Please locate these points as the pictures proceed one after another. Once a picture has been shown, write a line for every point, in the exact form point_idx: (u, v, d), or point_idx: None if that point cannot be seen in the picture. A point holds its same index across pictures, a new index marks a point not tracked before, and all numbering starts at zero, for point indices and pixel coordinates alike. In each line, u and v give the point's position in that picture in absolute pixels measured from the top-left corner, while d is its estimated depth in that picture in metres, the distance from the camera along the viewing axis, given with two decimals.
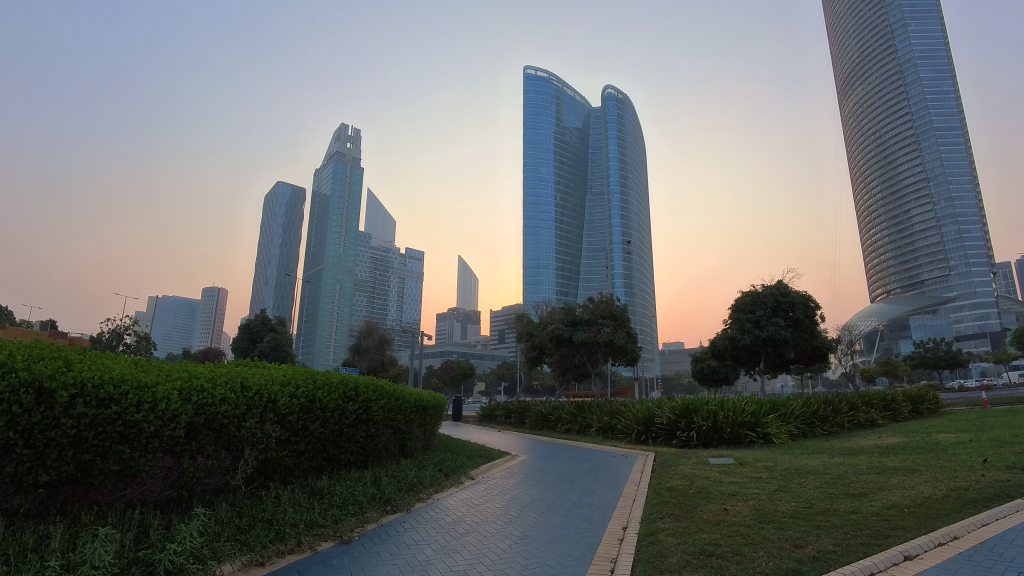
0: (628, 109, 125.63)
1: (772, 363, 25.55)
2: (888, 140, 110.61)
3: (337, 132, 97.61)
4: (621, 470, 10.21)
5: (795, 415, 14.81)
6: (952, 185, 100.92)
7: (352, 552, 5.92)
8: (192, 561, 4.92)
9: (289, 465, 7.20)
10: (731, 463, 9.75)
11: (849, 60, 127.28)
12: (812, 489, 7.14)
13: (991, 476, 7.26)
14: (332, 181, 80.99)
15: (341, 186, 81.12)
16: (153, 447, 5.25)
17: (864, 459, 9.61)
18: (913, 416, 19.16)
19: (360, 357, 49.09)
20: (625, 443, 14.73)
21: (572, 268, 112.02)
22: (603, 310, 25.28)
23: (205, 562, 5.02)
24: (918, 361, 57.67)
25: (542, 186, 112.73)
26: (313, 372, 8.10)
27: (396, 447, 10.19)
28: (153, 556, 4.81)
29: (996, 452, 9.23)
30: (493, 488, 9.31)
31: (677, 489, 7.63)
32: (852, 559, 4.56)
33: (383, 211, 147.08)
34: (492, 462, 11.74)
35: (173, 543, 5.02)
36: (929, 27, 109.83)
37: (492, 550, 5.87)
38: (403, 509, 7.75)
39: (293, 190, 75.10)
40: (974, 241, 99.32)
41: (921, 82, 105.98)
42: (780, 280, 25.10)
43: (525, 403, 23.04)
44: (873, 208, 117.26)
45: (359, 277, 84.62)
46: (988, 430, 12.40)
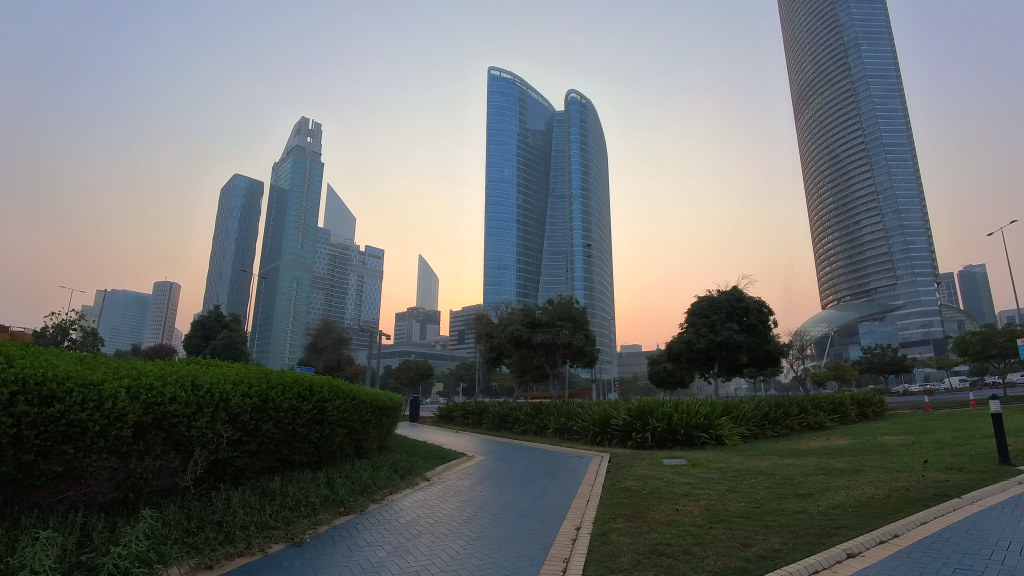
0: (592, 114, 126.96)
1: (726, 367, 26.03)
2: (841, 153, 114.32)
3: (297, 126, 95.20)
4: (577, 470, 10.32)
5: (746, 417, 15.11)
6: (900, 199, 104.76)
7: (305, 554, 5.79)
8: (138, 564, 4.72)
9: (240, 466, 7.01)
10: (684, 464, 9.89)
11: (804, 75, 131.02)
12: (762, 490, 7.29)
13: (931, 476, 7.56)
14: (292, 177, 78.80)
15: (299, 181, 79.15)
16: (99, 447, 5.04)
17: (812, 459, 9.88)
18: (860, 419, 19.75)
19: (316, 356, 47.98)
20: (581, 444, 14.80)
21: (533, 270, 112.46)
22: (562, 311, 25.35)
23: (151, 565, 4.84)
24: (866, 365, 59.19)
25: (504, 186, 112.71)
26: (267, 371, 7.89)
27: (350, 449, 9.99)
28: (97, 560, 4.61)
29: (938, 453, 9.62)
30: (449, 490, 9.22)
31: (631, 489, 7.71)
32: (798, 558, 4.65)
33: (343, 208, 144.96)
34: (449, 464, 11.61)
35: (117, 546, 4.82)
36: (880, 47, 113.94)
37: (446, 551, 5.81)
38: (356, 511, 7.64)
39: (252, 182, 73.52)
40: (920, 252, 103.15)
41: (872, 99, 109.84)
42: (735, 286, 25.65)
43: (483, 404, 22.99)
44: (825, 219, 121.06)
45: (317, 274, 82.95)
46: (931, 432, 12.92)
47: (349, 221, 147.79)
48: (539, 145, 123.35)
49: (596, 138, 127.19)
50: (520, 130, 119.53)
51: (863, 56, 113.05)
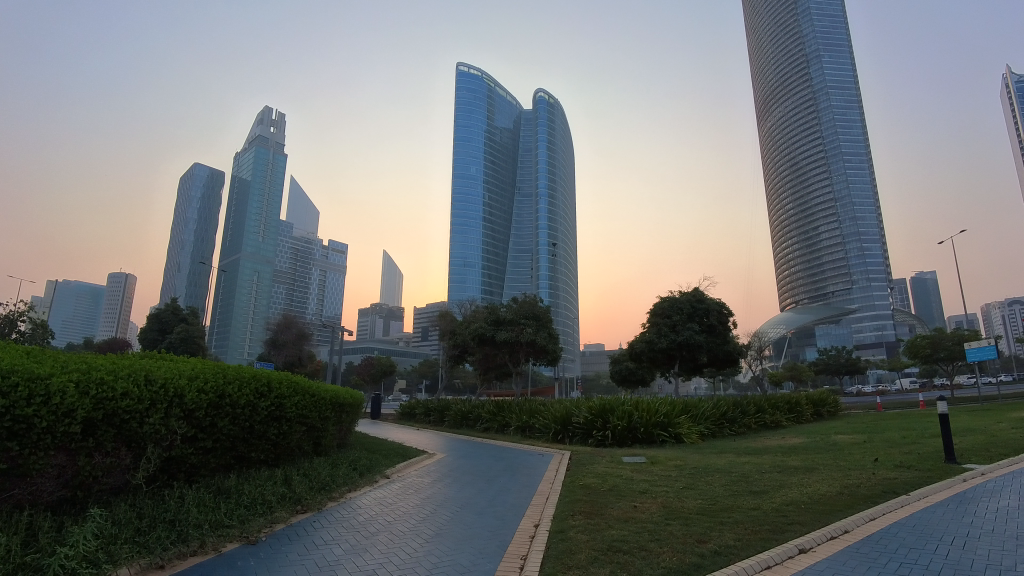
0: (559, 115, 127.62)
1: (686, 367, 26.44)
2: (801, 161, 117.16)
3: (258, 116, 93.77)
4: (537, 468, 10.32)
5: (705, 416, 15.31)
6: (856, 207, 107.85)
7: (261, 552, 5.65)
8: (85, 565, 4.54)
9: (195, 464, 6.83)
10: (643, 462, 9.97)
11: (767, 83, 133.77)
12: (719, 487, 7.39)
13: (880, 473, 7.79)
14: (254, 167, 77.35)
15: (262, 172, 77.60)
16: (45, 444, 4.85)
17: (767, 458, 10.03)
18: (815, 418, 20.21)
19: (276, 352, 47.04)
20: (542, 442, 14.83)
21: (498, 269, 112.38)
22: (526, 310, 25.39)
23: (100, 565, 4.67)
24: (821, 366, 60.80)
25: (471, 183, 112.34)
26: (223, 366, 7.70)
27: (309, 446, 9.83)
28: (41, 560, 4.42)
29: (887, 452, 9.87)
30: (408, 487, 9.12)
31: (590, 486, 7.75)
32: (752, 554, 4.71)
33: (306, 202, 142.60)
34: (409, 461, 11.51)
35: (63, 547, 4.62)
36: (840, 58, 117.06)
37: (403, 548, 5.73)
38: (314, 509, 7.48)
39: (212, 171, 71.47)
40: (875, 259, 106.27)
41: (832, 110, 112.87)
42: (697, 287, 26.05)
43: (445, 402, 22.84)
44: (785, 225, 123.88)
45: (279, 268, 81.57)
46: (883, 431, 13.28)
47: (313, 214, 145.57)
48: (507, 143, 123.34)
49: (563, 138, 127.86)
50: (487, 127, 119.34)
51: (824, 67, 116.08)
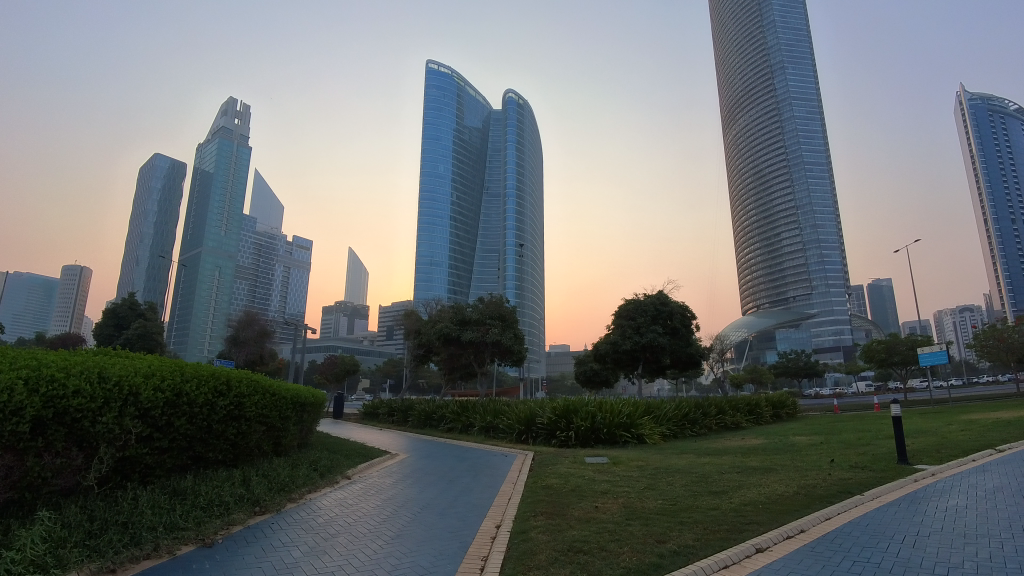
0: (528, 116, 127.92)
1: (649, 368, 26.69)
2: (765, 169, 119.71)
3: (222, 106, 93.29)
4: (500, 467, 10.32)
5: (667, 417, 15.50)
6: (817, 215, 110.63)
7: (216, 556, 5.49)
8: (32, 568, 4.37)
9: (150, 464, 6.63)
10: (605, 462, 10.06)
11: (733, 92, 136.21)
12: (679, 487, 7.47)
13: (836, 474, 7.99)
14: (217, 160, 76.53)
15: (224, 167, 77.07)
16: None
17: (727, 459, 10.18)
18: (774, 419, 20.56)
19: (237, 349, 46.06)
20: (506, 442, 14.79)
21: (465, 269, 112.09)
22: (492, 310, 25.34)
23: (48, 570, 4.48)
24: (781, 369, 62.12)
25: (439, 182, 111.62)
26: (181, 363, 7.49)
27: (268, 446, 9.61)
28: None
29: (844, 452, 10.09)
30: (369, 488, 8.98)
31: (552, 487, 7.77)
32: (710, 553, 4.76)
33: (270, 197, 140.07)
34: (370, 461, 11.36)
35: (9, 549, 4.42)
36: (803, 70, 119.86)
37: (363, 551, 5.64)
38: (272, 510, 7.33)
39: (173, 162, 69.94)
40: (834, 266, 109.12)
41: (795, 120, 115.64)
42: (661, 290, 26.33)
43: (409, 402, 22.66)
44: (748, 231, 126.45)
45: (241, 264, 80.07)
46: (839, 433, 13.56)
47: (277, 209, 143.10)
48: (475, 143, 123.10)
49: (532, 140, 128.18)
50: (456, 126, 118.87)
51: (787, 78, 118.86)
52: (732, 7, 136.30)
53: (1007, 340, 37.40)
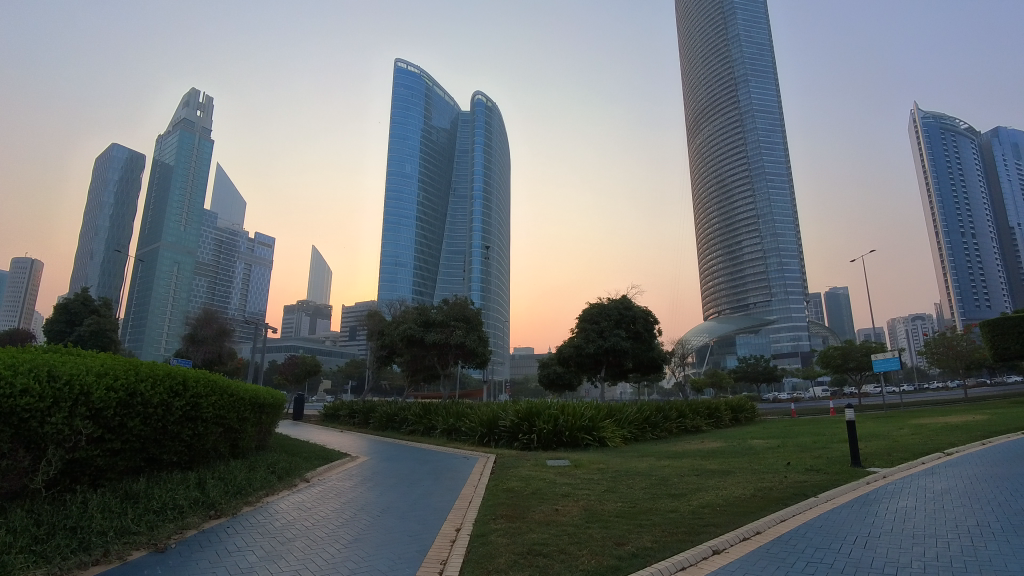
0: (496, 119, 128.15)
1: (612, 372, 26.89)
2: (728, 178, 122.08)
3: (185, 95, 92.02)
4: (462, 471, 10.27)
5: (629, 420, 15.65)
6: (777, 224, 113.26)
7: (169, 562, 5.32)
8: None
9: (101, 466, 6.40)
10: (567, 465, 10.10)
11: (698, 102, 138.48)
12: (638, 490, 7.52)
13: (792, 476, 8.13)
14: (178, 153, 74.84)
15: (186, 160, 75.47)
16: None
17: (686, 461, 10.31)
18: (733, 423, 20.90)
19: (195, 348, 44.89)
20: (468, 444, 14.67)
21: (430, 270, 111.57)
22: (456, 312, 25.24)
23: None
24: (741, 374, 63.29)
25: (406, 182, 110.83)
26: (136, 362, 7.25)
27: (225, 448, 9.39)
28: None
29: (799, 456, 10.30)
30: (328, 492, 8.82)
31: (513, 490, 7.71)
32: (667, 557, 4.79)
33: (232, 193, 137.27)
34: (330, 464, 11.20)
35: None
36: (765, 82, 122.72)
37: (322, 554, 5.55)
38: (227, 515, 7.13)
39: (131, 153, 69.38)
40: (792, 274, 111.74)
41: (757, 131, 118.30)
42: (625, 295, 26.62)
43: (370, 403, 22.41)
44: (711, 238, 128.74)
45: (201, 260, 78.17)
46: (795, 437, 13.85)
47: (239, 205, 140.37)
48: (443, 144, 122.68)
49: (499, 142, 128.42)
50: (424, 126, 118.27)
51: (751, 90, 121.50)
52: (698, 19, 138.71)
53: (956, 348, 38.69)
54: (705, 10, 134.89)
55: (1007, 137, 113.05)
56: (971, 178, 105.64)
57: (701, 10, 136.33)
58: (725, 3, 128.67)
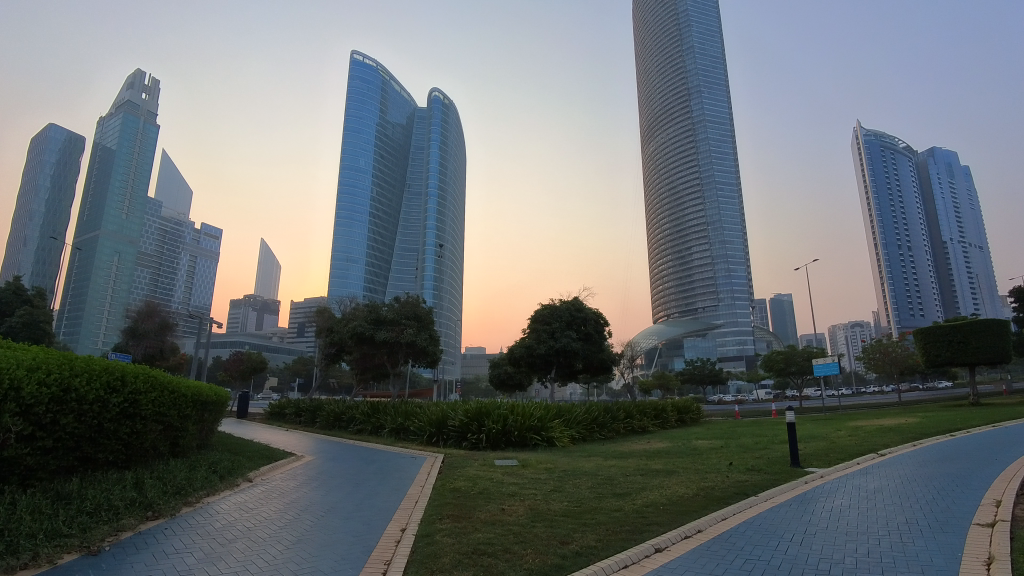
0: (453, 117, 127.75)
1: (562, 372, 27.08)
2: (679, 186, 124.70)
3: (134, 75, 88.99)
4: (409, 470, 10.16)
5: (577, 421, 15.79)
6: (726, 232, 116.35)
7: (102, 565, 5.08)
8: None
9: (30, 466, 6.06)
10: (515, 464, 10.11)
11: (652, 111, 141.00)
12: (584, 489, 7.56)
13: (734, 476, 8.31)
14: (120, 137, 72.25)
15: (129, 144, 72.78)
16: None
17: (633, 461, 10.43)
18: (679, 424, 21.29)
19: (135, 343, 43.19)
20: (416, 444, 14.45)
21: (382, 268, 110.34)
22: (407, 310, 24.99)
23: None
24: (687, 376, 64.61)
25: (359, 177, 109.30)
26: (71, 355, 6.90)
27: (165, 447, 9.04)
28: None
29: (742, 457, 10.52)
30: (272, 492, 8.57)
31: (460, 490, 7.67)
32: (610, 555, 4.82)
33: (178, 183, 132.92)
34: (274, 463, 10.94)
35: None
36: (717, 94, 125.95)
37: (263, 555, 5.40)
38: (165, 515, 6.85)
39: (70, 135, 66.62)
40: (739, 280, 114.84)
41: (708, 141, 121.30)
42: (577, 296, 26.85)
43: (317, 401, 21.97)
44: (662, 244, 131.33)
45: (143, 250, 75.38)
46: (737, 438, 14.20)
47: (186, 194, 136.06)
48: (399, 140, 121.55)
49: (456, 141, 128.04)
50: (379, 121, 116.86)
51: (703, 101, 124.53)
52: (655, 28, 141.25)
53: (891, 354, 40.34)
54: (660, 20, 137.47)
55: (942, 156, 118.41)
56: (908, 194, 110.46)
57: (657, 20, 138.93)
58: (680, 13, 131.26)
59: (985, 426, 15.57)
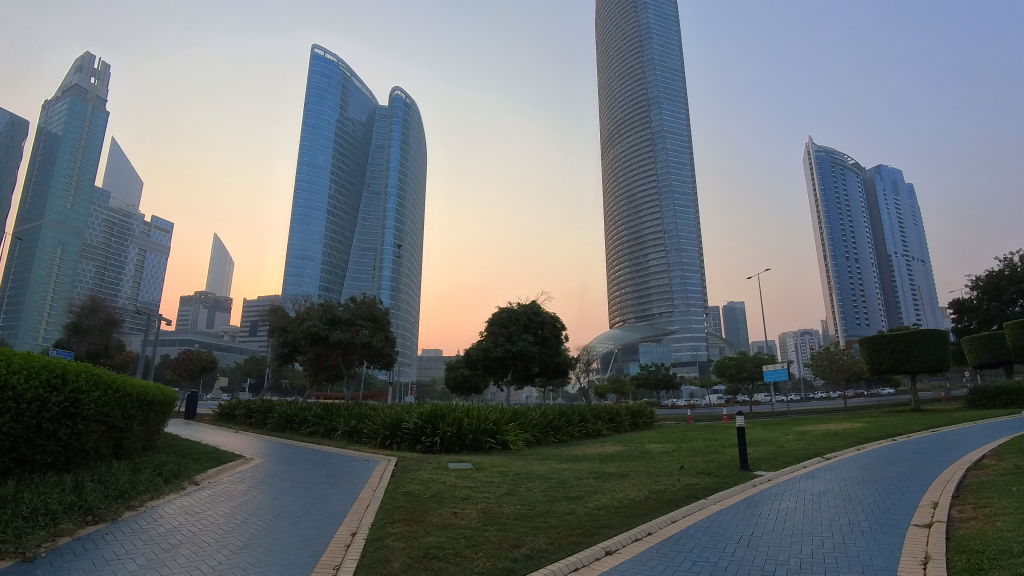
0: (414, 117, 126.90)
1: (518, 376, 27.09)
2: (637, 193, 126.55)
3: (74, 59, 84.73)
4: (361, 474, 10.01)
5: (532, 424, 15.84)
6: (682, 240, 118.55)
7: (38, 570, 4.86)
8: None
9: None
10: (468, 468, 10.03)
11: (612, 119, 142.77)
12: (537, 492, 7.58)
13: (684, 480, 8.43)
14: (67, 122, 69.60)
15: (76, 130, 70.18)
16: None
17: (586, 464, 10.49)
18: (632, 427, 21.53)
19: (77, 339, 41.45)
20: (368, 447, 14.19)
21: (339, 267, 108.81)
22: (363, 311, 24.69)
23: None
24: (642, 380, 65.39)
25: (317, 173, 107.38)
26: (5, 351, 6.54)
27: (107, 448, 8.68)
28: None
29: (692, 460, 10.68)
30: (220, 495, 8.33)
31: (413, 493, 7.57)
32: (561, 557, 4.84)
33: (127, 173, 128.45)
34: (222, 466, 10.62)
35: None
36: (676, 105, 128.52)
37: (208, 561, 5.23)
38: (107, 520, 6.58)
39: (13, 118, 63.44)
40: (693, 287, 117.03)
41: (666, 151, 123.64)
42: (535, 300, 26.93)
43: (269, 403, 21.51)
44: (619, 250, 133.02)
45: (88, 242, 72.59)
46: (687, 442, 14.48)
47: (136, 186, 131.64)
48: (358, 137, 120.16)
49: (417, 141, 127.31)
50: (339, 117, 115.22)
51: (662, 112, 126.85)
52: (617, 39, 143.22)
53: (838, 361, 41.65)
54: (622, 30, 139.50)
55: (889, 174, 123.01)
56: (856, 209, 114.56)
57: (619, 31, 140.95)
58: (642, 25, 133.50)
59: (924, 430, 16.25)
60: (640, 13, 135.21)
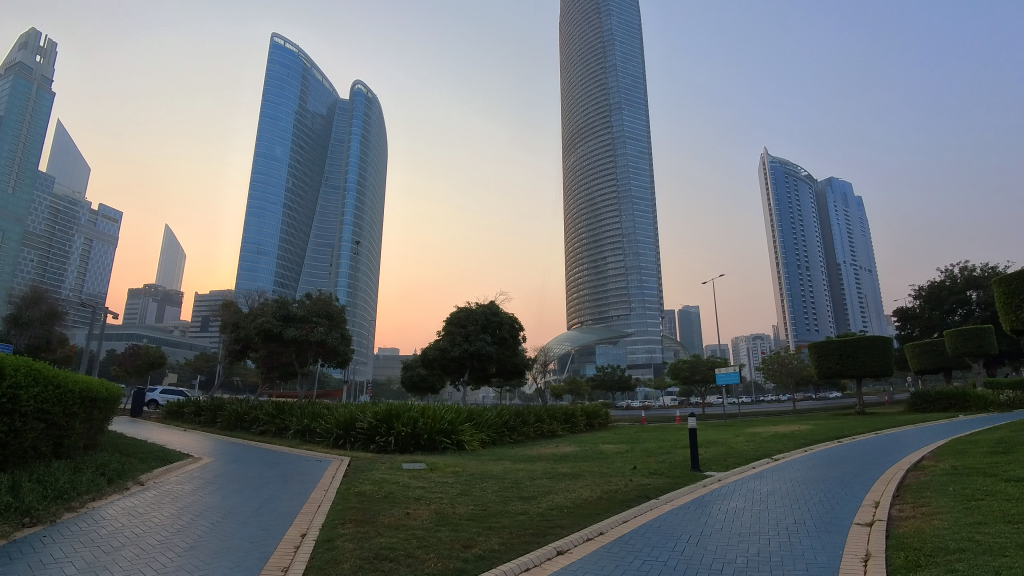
0: (376, 112, 125.40)
1: (474, 376, 26.99)
2: (597, 197, 127.88)
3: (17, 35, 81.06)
4: (313, 473, 9.83)
5: (487, 424, 15.82)
6: (640, 244, 120.24)
7: None
8: None
9: None
10: (421, 468, 9.95)
11: (573, 123, 143.92)
12: (490, 492, 7.56)
13: (637, 480, 8.52)
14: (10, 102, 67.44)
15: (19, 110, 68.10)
16: None
17: (541, 464, 10.52)
18: (587, 428, 21.70)
19: (17, 332, 39.69)
20: (321, 447, 13.94)
21: (295, 263, 106.87)
22: (319, 308, 24.29)
23: None
24: (597, 381, 65.98)
25: (274, 165, 105.24)
26: None
27: (46, 447, 8.33)
28: None
29: (645, 460, 10.82)
30: (166, 495, 8.07)
31: (365, 493, 7.45)
32: (513, 557, 4.83)
33: (73, 159, 123.43)
34: (168, 465, 10.27)
35: None
36: (636, 111, 130.43)
37: (152, 563, 5.08)
38: (45, 522, 6.30)
39: None
40: (650, 290, 118.73)
41: (626, 157, 125.26)
42: (493, 300, 26.88)
43: (219, 401, 20.95)
44: (578, 253, 134.08)
45: (30, 230, 69.63)
46: (639, 442, 14.68)
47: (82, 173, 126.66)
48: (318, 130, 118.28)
49: (377, 137, 125.95)
50: (298, 110, 113.28)
51: (623, 118, 128.58)
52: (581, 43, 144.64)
53: (788, 365, 42.71)
54: (586, 36, 140.90)
55: (839, 186, 127.11)
56: (807, 219, 118.03)
57: (582, 36, 142.34)
58: (605, 32, 135.12)
59: (866, 433, 16.73)
60: (604, 19, 136.89)
